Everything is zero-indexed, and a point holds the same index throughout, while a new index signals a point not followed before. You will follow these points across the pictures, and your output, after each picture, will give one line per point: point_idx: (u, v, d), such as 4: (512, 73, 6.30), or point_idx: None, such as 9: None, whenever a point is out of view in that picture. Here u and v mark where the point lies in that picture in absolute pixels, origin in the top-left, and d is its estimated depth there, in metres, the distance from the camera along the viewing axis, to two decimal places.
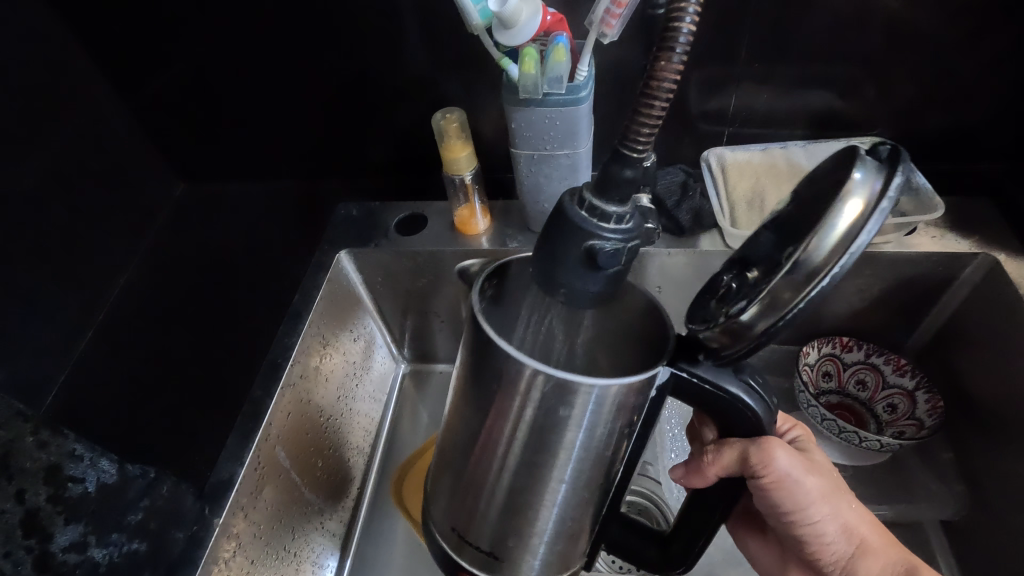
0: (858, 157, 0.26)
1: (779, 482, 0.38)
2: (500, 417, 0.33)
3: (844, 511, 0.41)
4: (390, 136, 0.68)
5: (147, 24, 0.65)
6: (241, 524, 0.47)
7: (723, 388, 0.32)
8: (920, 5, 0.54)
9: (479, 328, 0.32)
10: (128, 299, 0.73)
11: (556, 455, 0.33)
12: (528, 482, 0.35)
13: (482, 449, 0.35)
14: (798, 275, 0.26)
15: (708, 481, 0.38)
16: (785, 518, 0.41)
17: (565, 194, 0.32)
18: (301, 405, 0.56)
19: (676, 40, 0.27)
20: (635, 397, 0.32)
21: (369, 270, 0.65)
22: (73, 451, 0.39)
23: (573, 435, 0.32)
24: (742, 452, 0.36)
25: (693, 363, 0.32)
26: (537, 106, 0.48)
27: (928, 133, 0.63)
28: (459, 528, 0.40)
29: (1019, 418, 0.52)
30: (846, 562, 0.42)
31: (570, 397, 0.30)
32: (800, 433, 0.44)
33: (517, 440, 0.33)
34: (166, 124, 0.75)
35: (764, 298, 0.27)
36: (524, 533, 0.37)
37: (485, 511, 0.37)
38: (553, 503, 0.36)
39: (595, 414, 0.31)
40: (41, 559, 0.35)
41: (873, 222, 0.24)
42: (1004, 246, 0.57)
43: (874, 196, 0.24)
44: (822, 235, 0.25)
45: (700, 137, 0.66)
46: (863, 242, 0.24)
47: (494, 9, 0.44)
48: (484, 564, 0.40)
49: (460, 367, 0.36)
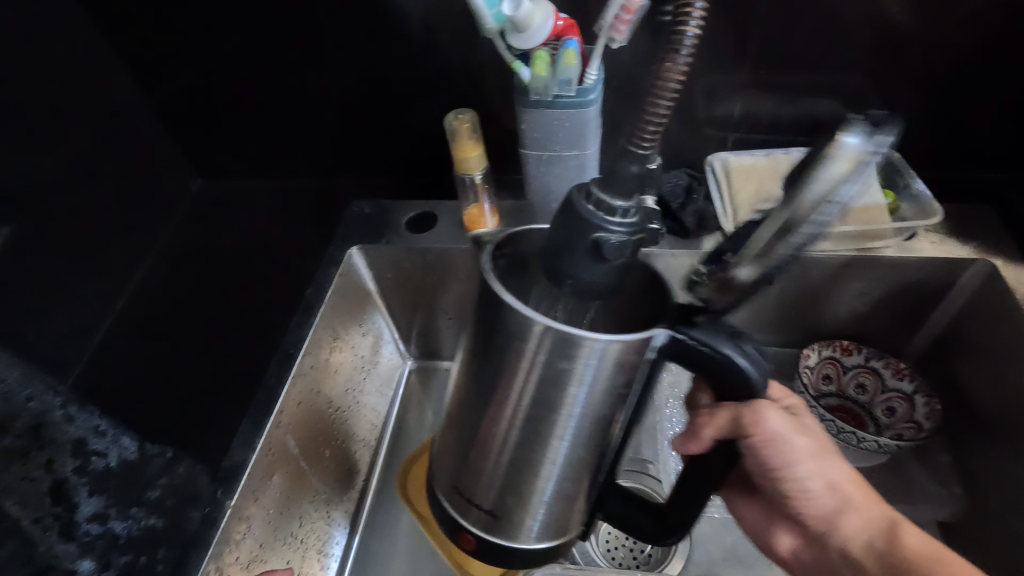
0: (851, 121, 0.26)
1: (770, 441, 0.38)
2: (509, 375, 0.34)
3: (830, 468, 0.42)
4: (403, 136, 0.70)
5: (171, 25, 0.67)
6: (252, 507, 0.48)
7: (717, 349, 0.33)
8: (921, 17, 0.56)
9: (489, 284, 0.33)
10: (143, 289, 0.75)
11: (557, 412, 0.35)
12: (530, 442, 0.36)
13: (488, 405, 0.37)
14: (782, 230, 0.28)
15: (703, 444, 0.38)
16: (771, 475, 0.42)
17: (573, 189, 0.33)
18: (312, 395, 0.58)
19: (681, 45, 0.28)
20: (634, 355, 0.33)
21: (380, 265, 0.67)
22: (97, 426, 0.43)
23: (575, 391, 0.33)
24: (735, 414, 0.36)
25: (690, 325, 0.33)
26: (547, 108, 0.50)
27: (930, 142, 0.64)
28: (460, 484, 0.41)
29: (1017, 420, 0.53)
30: (827, 517, 0.42)
31: (571, 352, 0.32)
32: (796, 403, 0.44)
33: (523, 396, 0.35)
34: (186, 121, 0.77)
35: (754, 253, 0.30)
36: (524, 491, 0.39)
37: (487, 469, 0.39)
38: (554, 462, 0.37)
39: (596, 370, 0.32)
40: (67, 527, 0.37)
41: (857, 176, 0.25)
42: (1003, 252, 0.59)
43: (861, 152, 0.25)
44: (807, 190, 0.26)
45: (706, 142, 0.67)
46: (846, 195, 0.25)
47: (507, 14, 0.46)
48: (483, 523, 0.41)
49: (467, 331, 0.38)
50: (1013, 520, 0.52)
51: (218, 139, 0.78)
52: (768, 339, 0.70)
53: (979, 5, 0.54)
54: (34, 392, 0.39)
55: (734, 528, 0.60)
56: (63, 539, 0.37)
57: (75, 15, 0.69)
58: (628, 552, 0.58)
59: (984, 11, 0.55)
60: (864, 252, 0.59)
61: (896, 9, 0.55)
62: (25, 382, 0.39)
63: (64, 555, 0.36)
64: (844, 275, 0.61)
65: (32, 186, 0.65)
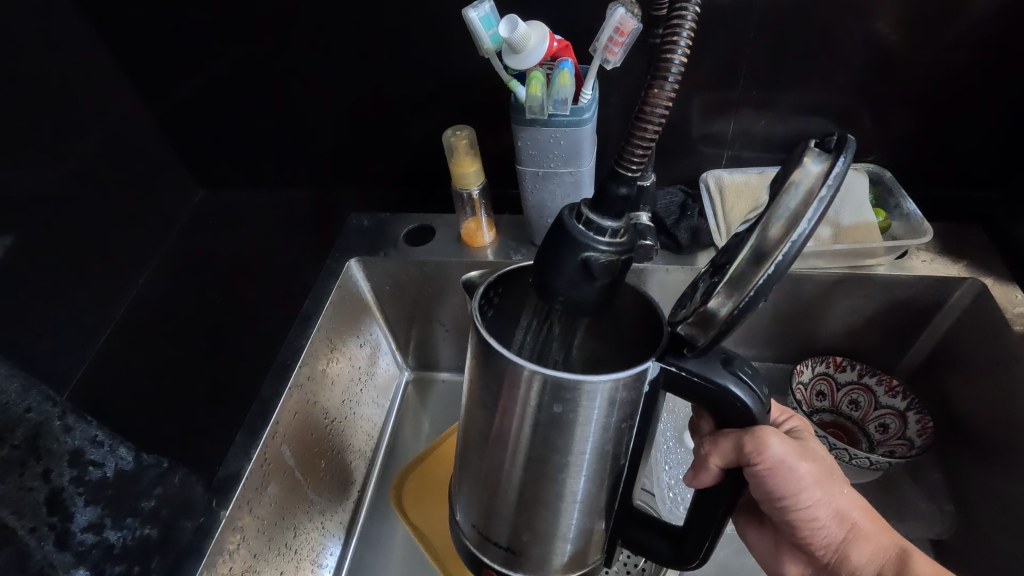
0: (804, 148, 0.26)
1: (774, 469, 0.38)
2: (507, 414, 0.35)
3: (838, 496, 0.41)
4: (402, 150, 0.71)
5: (174, 40, 0.69)
6: (246, 518, 0.49)
7: (711, 379, 0.33)
8: (910, 38, 0.57)
9: (480, 335, 0.34)
10: (145, 299, 0.76)
11: (567, 454, 0.35)
12: (543, 482, 0.36)
13: (494, 444, 0.37)
14: (752, 259, 0.27)
15: (712, 476, 0.39)
16: (778, 504, 0.41)
17: (564, 208, 0.34)
18: (308, 406, 0.58)
19: (668, 70, 0.29)
20: (630, 392, 0.33)
21: (379, 279, 0.68)
22: (96, 435, 0.41)
23: (583, 431, 0.34)
24: (736, 442, 0.37)
25: (680, 357, 0.33)
26: (542, 126, 0.51)
27: (920, 161, 0.65)
28: (480, 526, 0.42)
29: (1007, 439, 0.54)
30: (837, 545, 0.42)
31: (569, 396, 0.32)
32: (797, 423, 0.46)
33: (526, 437, 0.35)
34: (187, 133, 0.78)
35: (724, 284, 0.28)
36: (539, 529, 0.39)
37: (504, 509, 0.39)
38: (575, 499, 0.37)
39: (597, 411, 0.33)
40: (62, 536, 0.37)
41: (813, 213, 0.25)
42: (994, 271, 0.59)
43: (816, 184, 0.25)
44: (772, 220, 0.26)
45: (700, 159, 0.68)
46: (805, 230, 0.25)
47: (504, 35, 0.47)
48: (503, 559, 0.42)
49: (471, 374, 0.38)
50: (1003, 539, 0.52)
51: (220, 151, 0.79)
52: (762, 355, 0.70)
53: (966, 28, 0.55)
54: (34, 401, 0.38)
55: (729, 545, 0.60)
56: (57, 547, 0.36)
57: (81, 30, 0.70)
58: (624, 566, 0.58)
59: (971, 33, 0.56)
60: (856, 269, 0.60)
61: (887, 30, 0.56)
62: (24, 390, 0.39)
63: (58, 564, 0.36)
64: (836, 292, 0.62)
65: (35, 195, 0.66)
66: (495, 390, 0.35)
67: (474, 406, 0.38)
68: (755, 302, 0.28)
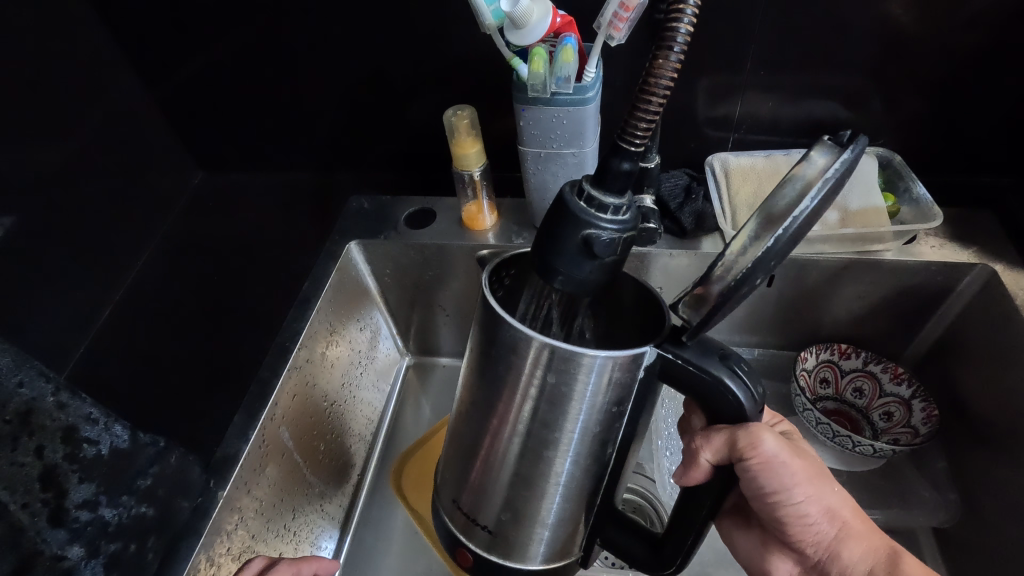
0: (815, 142, 0.26)
1: (767, 463, 0.36)
2: (511, 388, 0.34)
3: (827, 494, 0.41)
4: (403, 131, 0.70)
5: (172, 18, 0.67)
6: (244, 498, 0.49)
7: (707, 370, 0.32)
8: (924, 18, 0.55)
9: (488, 303, 0.33)
10: (143, 280, 0.76)
11: (558, 431, 0.35)
12: (533, 458, 0.36)
13: (493, 419, 0.37)
14: (751, 237, 0.26)
15: (703, 471, 0.37)
16: (768, 500, 0.40)
17: (565, 185, 0.33)
18: (307, 388, 0.58)
19: (674, 40, 0.28)
20: (625, 374, 0.32)
21: (379, 261, 0.67)
22: (90, 413, 0.39)
23: (577, 407, 0.33)
24: (730, 437, 0.35)
25: (678, 345, 0.32)
26: (545, 105, 0.50)
27: (931, 146, 0.64)
28: (466, 507, 0.42)
29: (1012, 428, 0.53)
30: (828, 543, 0.41)
31: (571, 368, 0.32)
32: (789, 427, 0.44)
33: (526, 410, 0.35)
34: (186, 114, 0.77)
35: (723, 261, 0.27)
36: (525, 513, 0.39)
37: (494, 488, 0.39)
38: (558, 482, 0.37)
39: (595, 387, 0.32)
40: (57, 512, 0.36)
41: (815, 193, 0.25)
42: (1005, 257, 0.58)
43: (821, 172, 0.25)
44: (774, 200, 0.26)
45: (706, 142, 0.67)
46: (805, 209, 0.25)
47: (506, 10, 0.46)
48: (487, 543, 0.42)
49: (472, 350, 0.37)
50: (1005, 528, 0.52)
51: (218, 131, 0.78)
52: (765, 342, 0.70)
53: (983, 9, 0.54)
54: (26, 376, 0.36)
55: None
56: (52, 525, 0.35)
57: (79, 9, 0.69)
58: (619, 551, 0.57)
59: (988, 14, 0.54)
60: (863, 254, 0.59)
61: (899, 11, 0.55)
62: (15, 362, 0.36)
63: (52, 541, 0.35)
64: (842, 278, 0.61)
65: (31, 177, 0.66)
66: (494, 359, 0.34)
67: (473, 381, 0.38)
68: (750, 280, 0.26)
